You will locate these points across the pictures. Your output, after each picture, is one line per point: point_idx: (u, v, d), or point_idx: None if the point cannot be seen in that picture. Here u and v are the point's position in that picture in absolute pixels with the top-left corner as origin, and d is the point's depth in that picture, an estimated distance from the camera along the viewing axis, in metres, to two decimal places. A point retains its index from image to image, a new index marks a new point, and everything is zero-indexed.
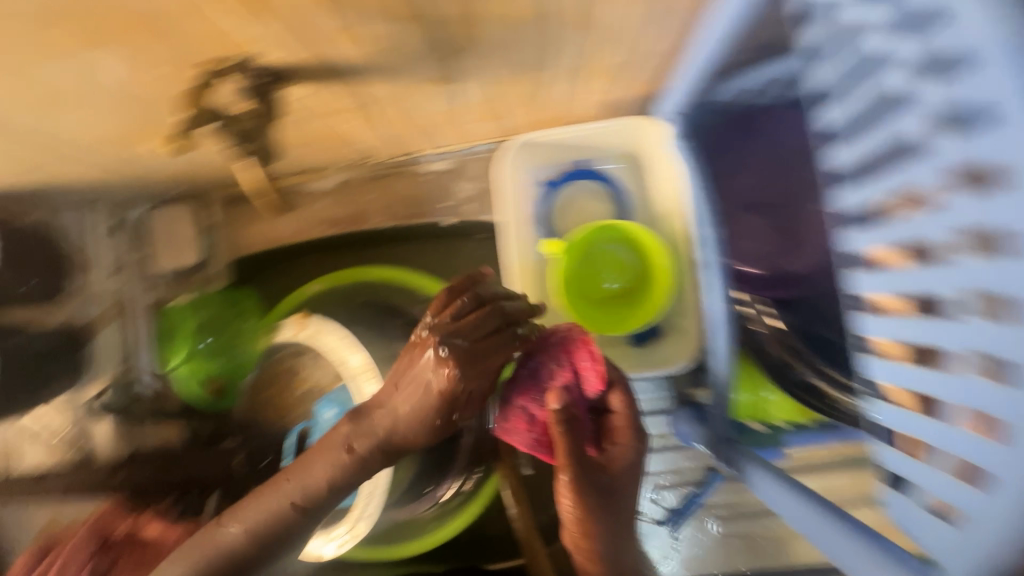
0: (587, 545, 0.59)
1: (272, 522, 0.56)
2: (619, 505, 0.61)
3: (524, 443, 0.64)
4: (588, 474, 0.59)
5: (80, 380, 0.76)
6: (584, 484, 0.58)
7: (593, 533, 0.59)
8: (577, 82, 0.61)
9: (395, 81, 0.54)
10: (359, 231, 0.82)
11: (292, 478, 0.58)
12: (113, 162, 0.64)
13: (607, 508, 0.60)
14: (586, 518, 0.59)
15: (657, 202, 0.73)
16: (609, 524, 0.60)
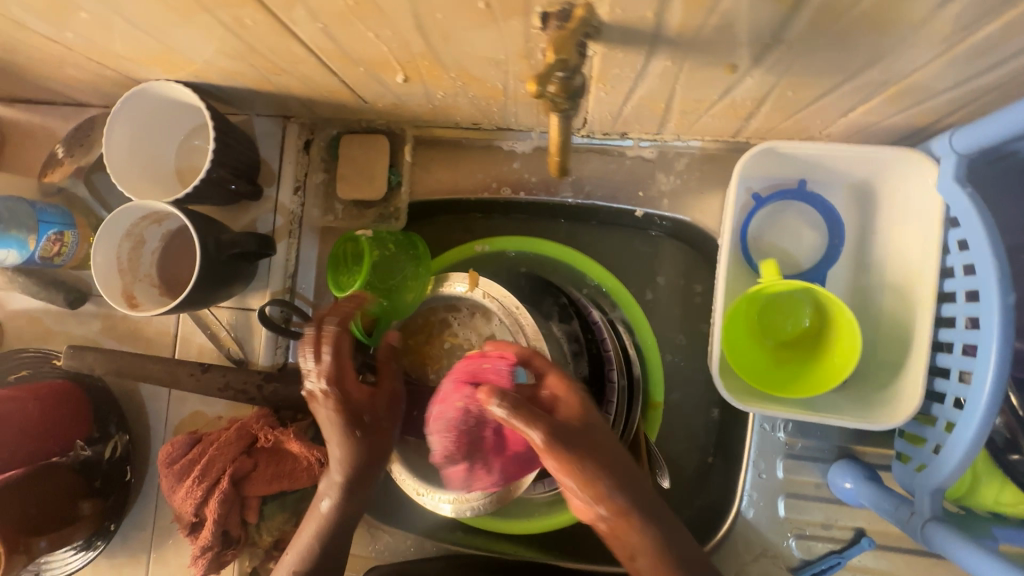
0: (639, 541, 0.61)
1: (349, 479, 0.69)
2: (656, 502, 0.63)
3: (491, 480, 0.67)
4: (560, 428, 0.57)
5: (248, 286, 0.77)
6: (608, 471, 0.60)
7: (630, 533, 0.61)
8: (863, 98, 0.56)
9: (688, 61, 0.50)
10: (542, 200, 0.79)
11: (343, 445, 0.68)
12: (350, 82, 0.63)
13: (641, 506, 0.61)
14: (628, 510, 0.60)
15: (880, 242, 0.68)
16: (646, 506, 0.61)
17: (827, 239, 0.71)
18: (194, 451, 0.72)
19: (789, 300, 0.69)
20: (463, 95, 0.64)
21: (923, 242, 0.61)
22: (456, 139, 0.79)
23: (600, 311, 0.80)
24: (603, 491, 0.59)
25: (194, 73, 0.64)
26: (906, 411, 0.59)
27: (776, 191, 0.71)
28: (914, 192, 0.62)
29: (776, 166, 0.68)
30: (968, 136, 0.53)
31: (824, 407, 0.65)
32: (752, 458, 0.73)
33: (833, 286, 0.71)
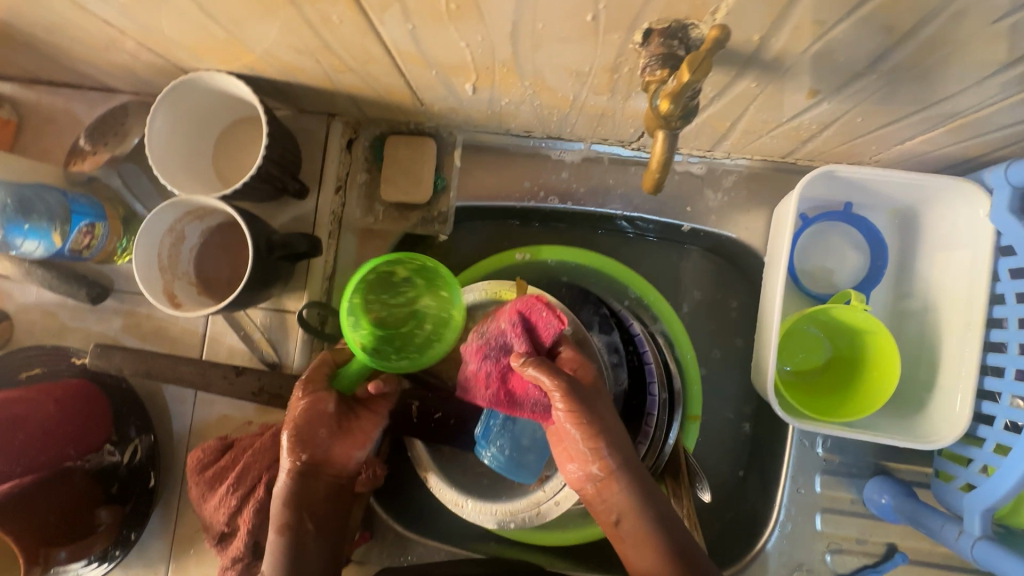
0: (645, 532, 0.60)
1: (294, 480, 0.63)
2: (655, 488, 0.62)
3: (484, 401, 0.62)
4: (572, 384, 0.58)
5: (285, 287, 0.75)
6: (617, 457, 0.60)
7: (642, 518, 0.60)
8: (925, 129, 0.58)
9: (771, 84, 0.51)
10: (588, 210, 0.79)
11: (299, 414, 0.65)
12: (414, 84, 0.62)
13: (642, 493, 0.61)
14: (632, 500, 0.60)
15: (922, 265, 0.69)
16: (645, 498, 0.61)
17: (868, 260, 0.73)
18: (226, 458, 0.70)
19: (813, 339, 0.72)
20: (528, 103, 0.63)
21: (970, 266, 0.63)
22: (504, 145, 0.78)
23: (640, 323, 0.80)
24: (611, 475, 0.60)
25: (251, 66, 0.61)
26: (949, 432, 0.61)
27: (822, 211, 0.72)
28: (963, 220, 0.64)
29: (825, 188, 0.70)
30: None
31: (867, 423, 0.67)
32: (791, 473, 0.74)
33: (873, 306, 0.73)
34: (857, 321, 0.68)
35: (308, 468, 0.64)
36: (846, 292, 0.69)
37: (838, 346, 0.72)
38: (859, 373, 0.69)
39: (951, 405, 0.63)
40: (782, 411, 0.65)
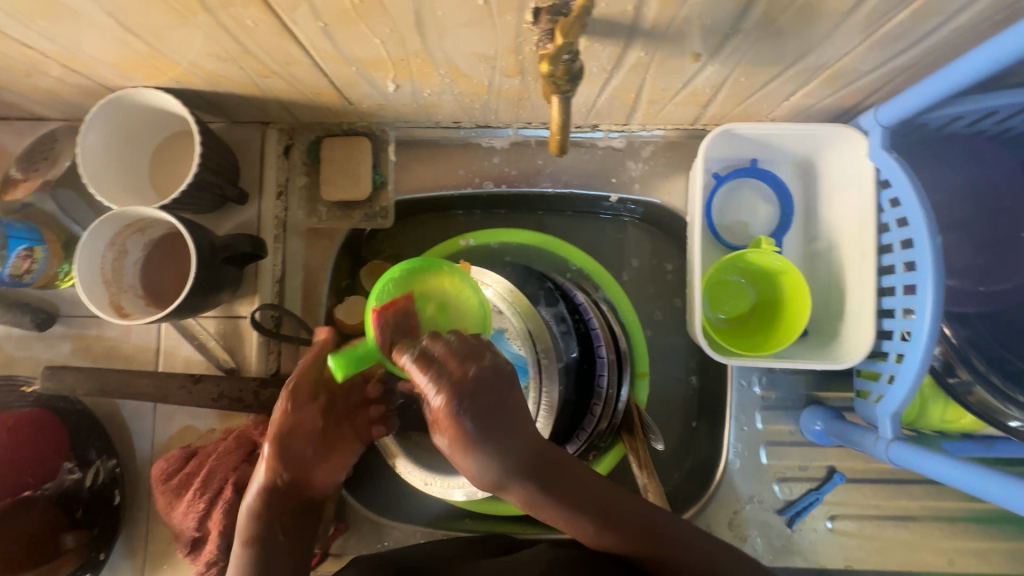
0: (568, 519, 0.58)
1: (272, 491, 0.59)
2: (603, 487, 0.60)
3: None
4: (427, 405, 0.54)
5: (235, 293, 0.77)
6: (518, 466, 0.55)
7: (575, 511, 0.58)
8: (802, 83, 0.64)
9: (659, 52, 0.57)
10: (522, 191, 0.84)
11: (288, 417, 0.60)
12: (340, 83, 0.66)
13: (557, 489, 0.57)
14: (534, 496, 0.57)
15: (824, 209, 0.77)
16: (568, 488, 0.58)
17: (778, 209, 0.80)
18: (191, 465, 0.70)
19: (738, 287, 0.80)
20: (449, 91, 0.67)
21: (860, 203, 0.71)
22: (436, 138, 0.82)
23: (584, 293, 0.84)
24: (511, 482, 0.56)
25: (179, 79, 0.64)
26: (856, 352, 0.69)
27: (734, 169, 0.79)
28: (850, 163, 0.72)
29: (731, 147, 0.77)
30: (891, 109, 0.63)
31: (791, 355, 0.73)
32: (734, 414, 0.80)
33: (788, 250, 0.80)
34: (769, 265, 0.75)
35: (286, 480, 0.59)
36: (757, 240, 0.75)
37: (760, 291, 0.79)
38: (777, 312, 0.76)
39: (857, 328, 0.70)
40: (713, 351, 0.71)
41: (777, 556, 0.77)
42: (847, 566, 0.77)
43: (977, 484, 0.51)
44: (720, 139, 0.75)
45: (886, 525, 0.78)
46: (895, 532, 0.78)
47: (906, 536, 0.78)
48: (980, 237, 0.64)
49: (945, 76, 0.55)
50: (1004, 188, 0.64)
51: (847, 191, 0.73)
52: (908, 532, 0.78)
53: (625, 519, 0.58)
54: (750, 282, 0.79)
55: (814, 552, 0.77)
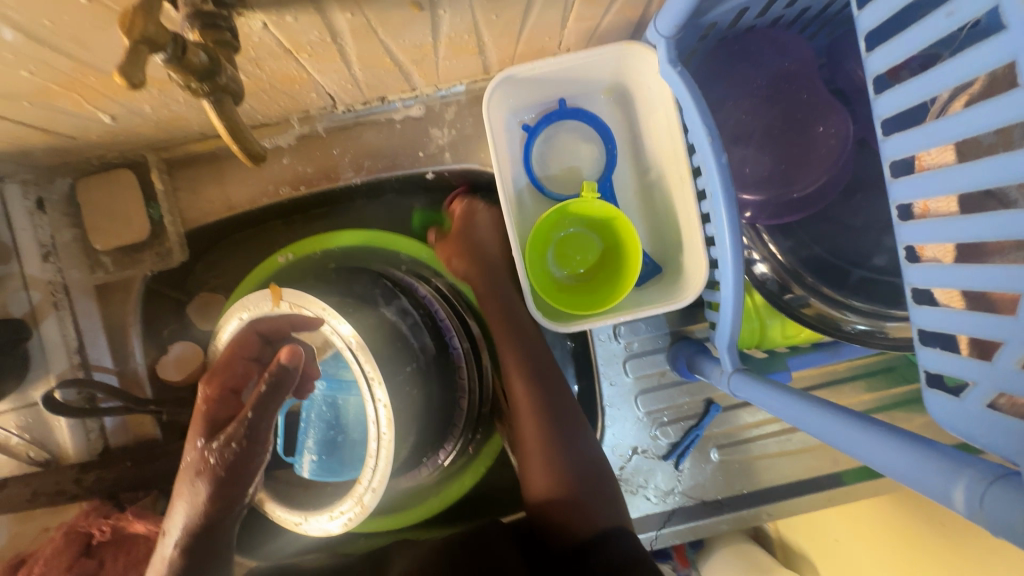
0: (545, 406, 0.70)
1: (203, 525, 0.60)
2: (562, 398, 0.71)
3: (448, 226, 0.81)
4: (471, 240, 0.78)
5: (23, 380, 0.67)
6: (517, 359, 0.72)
7: (548, 400, 0.71)
8: (565, 7, 0.56)
9: (367, 9, 0.47)
10: (328, 188, 0.75)
11: (258, 419, 0.57)
12: (31, 121, 0.54)
13: (543, 393, 0.71)
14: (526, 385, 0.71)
15: (648, 135, 0.70)
16: (545, 383, 0.72)
17: (604, 146, 0.72)
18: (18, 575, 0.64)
19: (582, 237, 0.71)
20: (173, 102, 0.57)
21: (671, 123, 0.63)
22: (212, 149, 0.72)
23: (428, 286, 0.81)
24: (510, 364, 0.72)
25: None
26: (697, 283, 0.62)
27: (545, 116, 0.71)
28: (655, 83, 0.64)
29: (530, 91, 0.69)
30: (665, 18, 0.54)
31: (636, 303, 0.68)
32: (602, 370, 0.76)
33: (622, 189, 0.73)
34: (598, 211, 0.68)
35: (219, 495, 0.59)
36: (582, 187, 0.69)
37: (604, 239, 0.70)
38: (621, 260, 0.68)
39: (694, 260, 0.64)
40: (547, 321, 0.64)
41: (671, 499, 0.76)
42: (740, 491, 0.76)
43: (800, 416, 0.47)
44: (509, 87, 0.66)
45: (772, 442, 0.77)
46: (781, 446, 0.77)
47: (793, 447, 0.77)
48: (782, 141, 0.58)
49: None
50: (801, 81, 0.58)
51: (659, 112, 0.66)
52: (794, 443, 0.77)
53: (581, 431, 0.69)
54: (592, 232, 0.71)
55: (704, 487, 0.76)
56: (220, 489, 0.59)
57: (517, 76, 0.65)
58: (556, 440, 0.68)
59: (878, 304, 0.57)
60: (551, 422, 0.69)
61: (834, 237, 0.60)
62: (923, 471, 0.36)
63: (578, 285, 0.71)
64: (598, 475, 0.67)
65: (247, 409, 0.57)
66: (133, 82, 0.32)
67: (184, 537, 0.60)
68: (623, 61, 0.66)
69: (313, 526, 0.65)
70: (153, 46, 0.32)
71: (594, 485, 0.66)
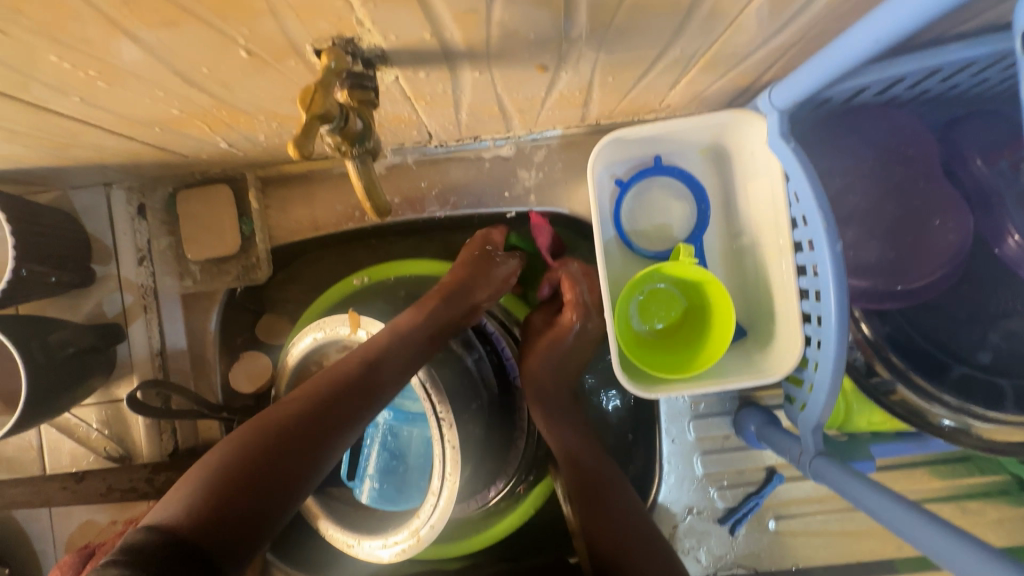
0: (598, 465, 0.70)
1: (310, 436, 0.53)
2: (605, 459, 0.72)
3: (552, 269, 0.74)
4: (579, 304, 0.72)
5: (110, 375, 0.71)
6: (565, 419, 0.72)
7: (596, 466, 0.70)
8: (680, 73, 0.56)
9: (494, 69, 0.48)
10: (413, 217, 0.76)
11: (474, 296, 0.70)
12: (155, 142, 0.57)
13: (586, 446, 0.72)
14: (567, 441, 0.71)
15: (742, 199, 0.69)
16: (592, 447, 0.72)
17: (694, 204, 0.72)
18: (88, 566, 0.66)
19: (669, 296, 0.71)
20: (286, 133, 0.59)
21: (774, 194, 0.63)
22: (306, 170, 0.73)
23: (494, 319, 0.79)
24: (557, 425, 0.72)
25: None
26: (785, 363, 0.62)
27: (638, 171, 0.71)
28: (758, 151, 0.64)
29: (624, 148, 0.69)
30: (784, 93, 0.54)
31: (721, 370, 0.67)
32: (665, 426, 0.75)
33: (709, 251, 0.73)
34: (693, 274, 0.67)
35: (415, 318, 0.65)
36: (678, 249, 0.68)
37: (690, 299, 0.70)
38: (709, 324, 0.68)
39: (785, 335, 0.63)
40: (631, 382, 0.65)
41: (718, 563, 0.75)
42: (793, 566, 0.75)
43: (856, 493, 0.50)
44: (613, 143, 0.67)
45: (833, 519, 0.75)
46: (842, 524, 0.75)
47: (855, 527, 0.75)
48: (892, 223, 0.57)
49: (828, 60, 0.46)
50: (917, 163, 0.57)
51: (759, 180, 0.66)
52: (855, 522, 0.75)
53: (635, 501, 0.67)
54: (680, 290, 0.70)
55: (758, 557, 0.75)
56: (329, 434, 0.54)
57: (620, 135, 0.66)
58: (603, 485, 0.68)
59: (973, 404, 0.54)
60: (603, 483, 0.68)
61: (928, 325, 0.59)
62: (970, 557, 0.38)
63: (660, 343, 0.71)
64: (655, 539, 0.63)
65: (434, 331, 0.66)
66: (302, 151, 0.33)
67: (280, 428, 0.52)
68: (727, 126, 0.65)
69: (368, 549, 0.65)
70: (324, 120, 0.33)
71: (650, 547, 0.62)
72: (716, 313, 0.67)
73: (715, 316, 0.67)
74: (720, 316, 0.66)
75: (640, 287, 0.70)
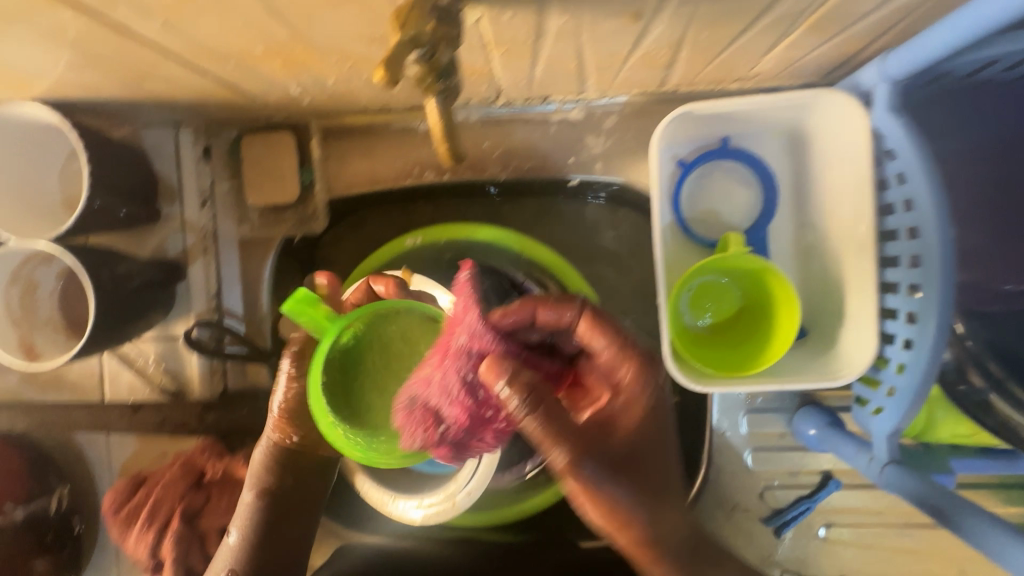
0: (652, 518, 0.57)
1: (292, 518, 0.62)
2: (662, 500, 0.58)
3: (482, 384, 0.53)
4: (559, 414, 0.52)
5: (169, 313, 0.72)
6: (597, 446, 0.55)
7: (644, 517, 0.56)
8: (782, 34, 0.51)
9: (585, 15, 0.45)
10: (472, 179, 0.74)
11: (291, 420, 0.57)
12: (228, 79, 0.56)
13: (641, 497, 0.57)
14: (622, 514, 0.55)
15: (816, 188, 0.63)
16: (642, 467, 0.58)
17: (762, 189, 0.66)
18: (139, 493, 0.69)
19: (720, 287, 0.67)
20: (357, 78, 0.57)
21: (857, 181, 0.57)
22: (369, 123, 0.72)
23: (545, 291, 0.75)
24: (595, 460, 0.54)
25: (49, 90, 0.56)
26: (856, 365, 0.57)
27: (703, 152, 0.66)
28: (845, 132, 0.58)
29: (692, 126, 0.64)
30: (897, 61, 0.49)
31: (781, 370, 0.61)
32: (716, 418, 0.72)
33: (776, 241, 0.67)
34: (744, 263, 0.62)
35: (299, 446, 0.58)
36: (727, 239, 0.63)
37: (744, 290, 0.67)
38: (770, 315, 0.63)
39: (857, 334, 0.57)
40: (683, 374, 0.60)
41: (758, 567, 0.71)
42: None
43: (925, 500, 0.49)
44: (682, 119, 0.62)
45: (891, 533, 0.70)
46: (899, 539, 0.70)
47: (915, 543, 0.70)
48: (996, 220, 0.53)
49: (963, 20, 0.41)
50: None
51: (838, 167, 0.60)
52: (915, 539, 0.70)
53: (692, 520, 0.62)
54: (735, 282, 0.67)
55: (805, 563, 0.71)
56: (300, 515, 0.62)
57: (691, 111, 0.60)
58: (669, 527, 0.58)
59: None
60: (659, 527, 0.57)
61: None
62: None
63: (719, 346, 0.65)
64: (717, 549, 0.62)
65: (298, 436, 0.58)
66: (387, 76, 0.33)
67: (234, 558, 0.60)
68: (810, 109, 0.60)
69: (403, 508, 0.66)
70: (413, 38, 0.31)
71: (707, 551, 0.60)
72: (777, 294, 0.62)
73: (778, 296, 0.62)
74: (781, 294, 0.62)
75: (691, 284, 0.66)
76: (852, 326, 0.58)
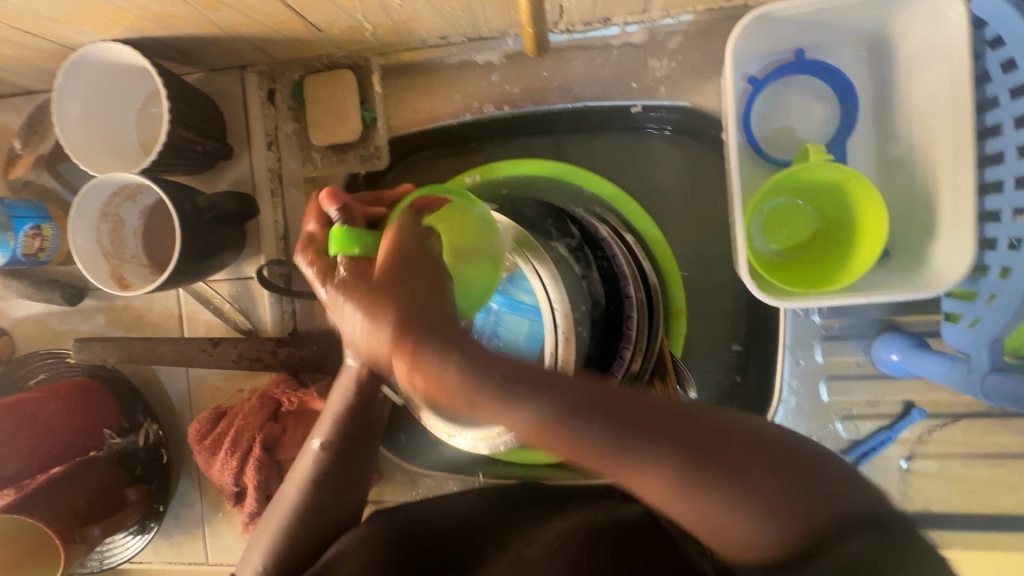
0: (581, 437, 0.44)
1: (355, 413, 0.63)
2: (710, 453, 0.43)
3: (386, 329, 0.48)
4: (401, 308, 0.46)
5: (240, 254, 0.75)
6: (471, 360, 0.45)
7: (674, 483, 0.43)
8: None
9: None
10: (531, 111, 0.73)
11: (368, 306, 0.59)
12: (297, 6, 0.57)
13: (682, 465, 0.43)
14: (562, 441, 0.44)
15: (903, 95, 0.60)
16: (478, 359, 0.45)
17: (841, 104, 0.63)
18: (221, 423, 0.72)
19: (793, 209, 0.65)
20: None
21: (953, 80, 0.54)
22: (428, 58, 0.73)
23: (605, 225, 0.72)
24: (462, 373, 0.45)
25: (132, 26, 0.58)
26: (952, 273, 0.54)
27: (776, 66, 0.63)
28: (939, 28, 0.54)
29: (766, 36, 0.61)
30: None
31: (865, 287, 0.59)
32: (790, 347, 0.68)
33: (855, 159, 0.64)
34: (826, 175, 0.59)
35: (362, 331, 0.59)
36: (806, 149, 0.59)
37: (819, 210, 0.64)
38: (854, 228, 0.60)
39: (953, 242, 0.55)
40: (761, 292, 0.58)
41: None
42: (925, 509, 0.68)
43: None
44: (757, 26, 0.59)
45: (979, 465, 0.67)
46: (989, 472, 0.67)
47: (1006, 476, 0.66)
48: None
49: None
50: None
51: (929, 68, 0.56)
52: (1007, 472, 0.66)
53: (744, 438, 0.44)
54: (809, 203, 0.64)
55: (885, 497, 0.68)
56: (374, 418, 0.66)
57: (768, 15, 0.58)
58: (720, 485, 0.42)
59: None
60: (602, 464, 0.45)
61: None
62: None
63: (796, 269, 0.63)
64: (798, 496, 0.42)
65: None
66: None
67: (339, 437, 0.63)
68: (899, 6, 0.56)
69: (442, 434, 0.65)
70: None
71: (752, 474, 0.42)
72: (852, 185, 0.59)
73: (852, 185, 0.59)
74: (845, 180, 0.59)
75: (763, 205, 0.64)
76: (948, 233, 0.55)
